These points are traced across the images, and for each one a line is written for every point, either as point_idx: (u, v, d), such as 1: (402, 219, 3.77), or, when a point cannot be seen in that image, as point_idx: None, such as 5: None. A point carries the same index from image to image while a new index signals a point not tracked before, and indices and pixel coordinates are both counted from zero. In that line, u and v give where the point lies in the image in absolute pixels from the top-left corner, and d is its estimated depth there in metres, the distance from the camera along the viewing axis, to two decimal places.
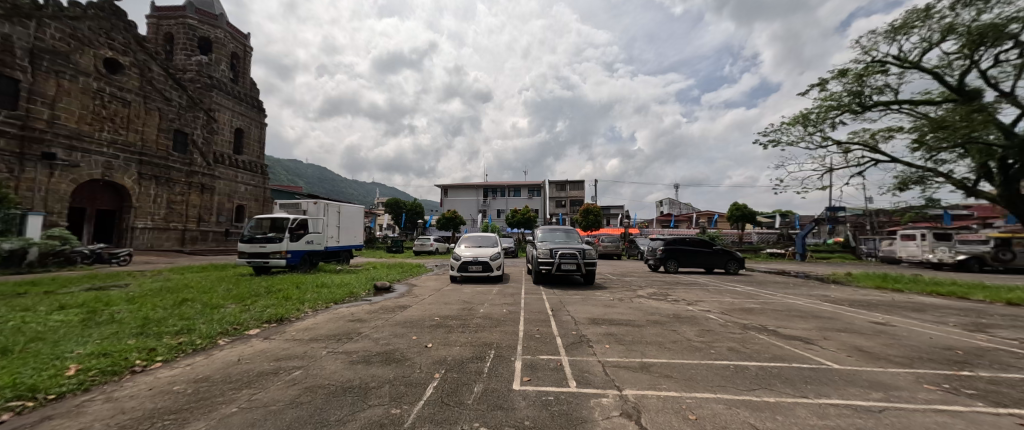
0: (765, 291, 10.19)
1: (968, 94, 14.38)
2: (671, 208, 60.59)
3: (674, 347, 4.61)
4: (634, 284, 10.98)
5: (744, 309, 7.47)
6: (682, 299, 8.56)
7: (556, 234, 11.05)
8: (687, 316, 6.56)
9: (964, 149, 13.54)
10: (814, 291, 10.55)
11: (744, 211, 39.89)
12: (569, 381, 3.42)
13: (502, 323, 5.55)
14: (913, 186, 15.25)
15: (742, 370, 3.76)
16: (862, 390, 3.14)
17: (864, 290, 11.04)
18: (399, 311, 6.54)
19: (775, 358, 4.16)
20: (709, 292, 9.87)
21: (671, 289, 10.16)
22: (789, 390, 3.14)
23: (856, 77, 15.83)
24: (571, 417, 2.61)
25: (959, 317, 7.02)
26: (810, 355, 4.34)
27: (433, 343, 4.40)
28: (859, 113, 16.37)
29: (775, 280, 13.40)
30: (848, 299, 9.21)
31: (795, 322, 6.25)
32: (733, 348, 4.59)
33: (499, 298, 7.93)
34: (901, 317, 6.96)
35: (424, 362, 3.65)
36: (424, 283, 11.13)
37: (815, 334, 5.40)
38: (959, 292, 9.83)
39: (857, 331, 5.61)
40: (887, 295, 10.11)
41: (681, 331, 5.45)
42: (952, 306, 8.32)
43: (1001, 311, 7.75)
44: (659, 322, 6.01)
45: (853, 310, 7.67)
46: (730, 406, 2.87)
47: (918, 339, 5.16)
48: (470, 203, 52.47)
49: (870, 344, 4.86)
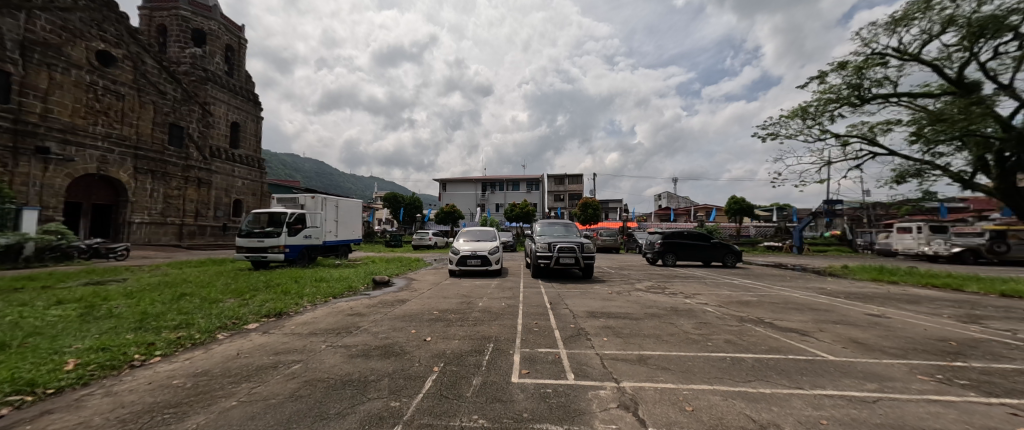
0: (763, 284, 10.25)
1: (967, 86, 14.43)
2: (671, 202, 60.68)
3: (672, 340, 4.66)
4: (632, 278, 11.03)
5: (742, 301, 7.55)
6: (680, 292, 8.62)
7: (555, 228, 11.06)
8: (684, 309, 6.60)
9: (962, 143, 13.76)
10: (811, 284, 10.61)
11: (742, 204, 40.03)
12: (566, 374, 3.45)
13: (501, 317, 5.58)
14: (910, 179, 15.34)
15: (739, 361, 3.81)
16: (857, 381, 3.17)
17: (860, 283, 11.11)
18: (398, 305, 6.55)
19: (771, 351, 4.19)
20: (707, 285, 9.94)
21: (669, 282, 10.20)
22: (784, 382, 3.18)
23: (855, 69, 15.81)
24: (570, 409, 2.64)
25: (953, 309, 7.11)
26: (806, 346, 4.38)
27: (432, 336, 4.41)
28: (858, 106, 16.41)
29: (773, 273, 13.48)
30: (845, 291, 9.30)
31: (792, 315, 6.31)
32: (730, 340, 4.63)
33: (499, 292, 7.95)
34: (897, 309, 7.00)
35: (423, 355, 3.67)
36: (423, 277, 11.17)
37: (811, 326, 5.46)
38: (953, 283, 9.94)
39: (852, 323, 5.67)
40: (883, 287, 10.19)
41: (678, 324, 5.50)
42: (947, 298, 8.41)
43: (995, 303, 7.85)
44: (657, 315, 6.06)
45: (849, 302, 7.74)
46: (726, 397, 2.90)
47: (913, 331, 5.21)
48: (469, 197, 52.47)
49: (864, 336, 4.91)
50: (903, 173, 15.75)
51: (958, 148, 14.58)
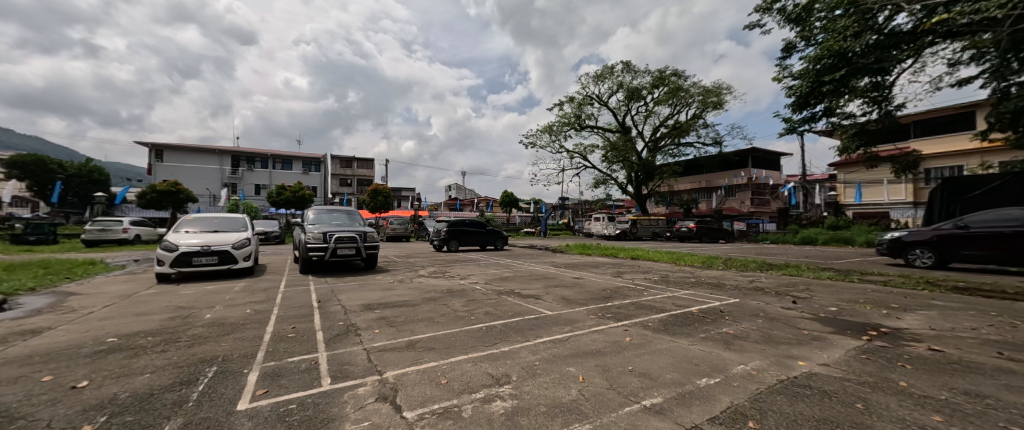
0: (519, 262, 12.63)
1: (625, 129, 22.72)
2: (458, 193, 65.65)
3: (442, 320, 4.95)
4: (416, 265, 11.20)
5: (502, 277, 9.01)
6: (456, 274, 9.41)
7: (336, 216, 9.78)
8: (458, 289, 7.21)
9: (623, 163, 22.13)
10: (548, 259, 13.92)
11: (511, 198, 48.17)
12: (321, 380, 3.02)
13: (239, 329, 4.37)
14: (602, 185, 22.81)
15: (491, 329, 4.43)
16: (561, 327, 4.30)
17: (575, 256, 15.50)
18: (25, 341, 4.05)
19: (515, 315, 5.11)
20: (480, 266, 11.30)
21: (444, 267, 10.94)
22: (518, 338, 3.92)
23: (578, 104, 21.84)
24: (316, 419, 2.32)
25: (617, 268, 10.98)
26: (537, 307, 5.61)
27: (94, 379, 2.92)
28: (579, 130, 22.76)
29: (528, 252, 16.85)
30: (567, 263, 12.71)
31: (533, 284, 8.02)
32: (488, 312, 5.36)
33: (243, 296, 6.26)
34: (591, 272, 10.15)
35: (62, 413, 2.36)
36: (100, 288, 7.41)
37: (542, 291, 7.08)
38: (616, 252, 15.33)
39: (566, 285, 7.76)
40: (586, 258, 14.52)
41: (450, 304, 5.91)
42: (617, 262, 12.90)
43: (637, 263, 12.64)
44: (433, 298, 6.31)
45: (568, 270, 10.63)
46: (476, 362, 3.28)
47: (595, 286, 7.66)
48: (209, 174, 39.14)
49: (569, 293, 6.79)
50: (598, 181, 23.12)
51: (621, 167, 22.80)
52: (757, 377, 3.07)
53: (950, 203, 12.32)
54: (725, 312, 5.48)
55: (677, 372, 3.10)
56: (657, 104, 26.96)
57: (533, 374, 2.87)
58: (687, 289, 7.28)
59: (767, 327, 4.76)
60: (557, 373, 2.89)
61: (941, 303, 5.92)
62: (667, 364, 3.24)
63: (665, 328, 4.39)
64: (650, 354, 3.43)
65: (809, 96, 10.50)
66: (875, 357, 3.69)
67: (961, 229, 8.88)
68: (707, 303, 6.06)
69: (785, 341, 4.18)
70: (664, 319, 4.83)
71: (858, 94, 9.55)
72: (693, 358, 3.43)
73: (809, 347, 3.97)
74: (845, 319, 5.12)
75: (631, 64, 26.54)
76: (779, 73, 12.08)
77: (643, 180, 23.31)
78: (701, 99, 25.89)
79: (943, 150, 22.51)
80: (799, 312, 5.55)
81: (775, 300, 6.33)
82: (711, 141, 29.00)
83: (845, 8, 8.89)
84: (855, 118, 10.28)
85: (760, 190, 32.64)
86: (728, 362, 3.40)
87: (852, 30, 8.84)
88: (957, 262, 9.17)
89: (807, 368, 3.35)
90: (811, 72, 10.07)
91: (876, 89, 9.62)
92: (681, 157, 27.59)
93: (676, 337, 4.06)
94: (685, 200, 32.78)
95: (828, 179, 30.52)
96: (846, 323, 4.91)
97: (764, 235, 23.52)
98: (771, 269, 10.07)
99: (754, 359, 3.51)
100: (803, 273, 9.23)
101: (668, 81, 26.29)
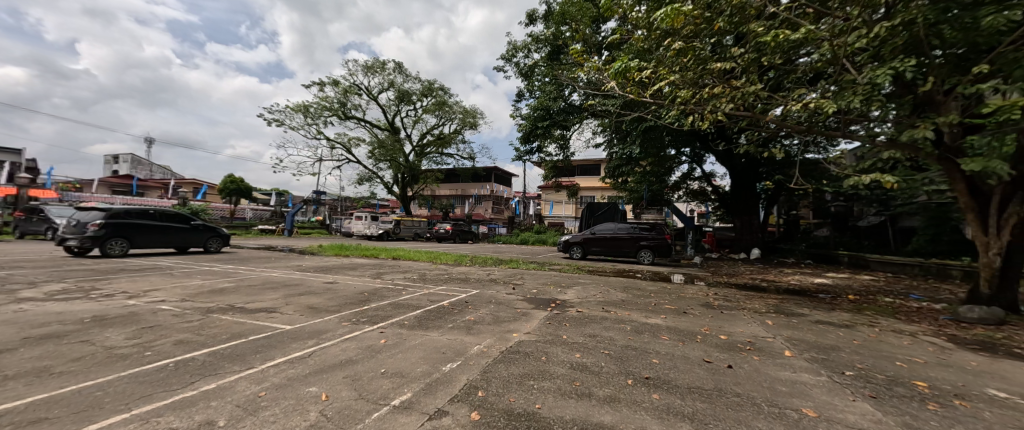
0: (246, 268, 10.03)
1: (395, 129, 22.73)
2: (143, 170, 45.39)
3: (83, 365, 3.18)
4: (28, 282, 6.80)
5: (215, 290, 6.84)
6: (122, 292, 6.36)
7: None
8: (125, 315, 4.88)
9: (391, 162, 22.04)
10: (290, 262, 11.78)
11: (240, 186, 37.85)
12: None
13: None
14: (366, 182, 21.72)
15: (192, 360, 3.26)
16: (301, 342, 3.70)
17: (326, 258, 13.85)
18: None
19: (233, 337, 3.97)
20: (174, 276, 8.17)
21: (104, 281, 7.27)
22: (236, 367, 3.06)
23: (343, 91, 20.03)
24: None
25: (372, 269, 10.59)
26: (270, 323, 4.59)
27: None
28: (343, 119, 20.84)
29: (260, 255, 13.63)
30: (314, 266, 11.18)
31: (264, 294, 6.52)
32: (185, 339, 3.90)
33: None
34: (343, 275, 9.33)
35: None
36: None
37: (279, 302, 5.88)
38: (375, 253, 14.81)
39: (313, 292, 6.79)
40: (341, 260, 13.30)
41: (104, 339, 3.89)
42: (373, 263, 12.43)
43: (393, 263, 12.57)
44: (59, 336, 3.96)
45: (314, 274, 9.33)
46: (155, 414, 2.30)
47: (348, 290, 7.10)
48: None
49: (317, 301, 5.98)
50: (363, 178, 21.87)
51: (389, 167, 22.58)
52: (487, 353, 3.70)
53: (588, 220, 18.80)
54: (469, 302, 6.31)
55: (426, 363, 3.28)
56: (426, 113, 28.32)
57: (255, 410, 2.32)
58: (437, 286, 7.90)
59: (495, 311, 5.77)
60: (290, 399, 2.45)
61: (583, 280, 9.05)
62: (418, 358, 3.38)
63: (418, 325, 4.58)
64: (402, 351, 3.50)
65: (529, 135, 14.17)
66: (553, 321, 5.18)
67: (593, 234, 13.82)
68: (456, 296, 6.82)
69: (507, 319, 5.23)
70: (418, 316, 5.04)
71: (554, 140, 13.61)
72: (441, 348, 3.75)
73: (520, 322, 5.10)
74: (540, 297, 6.97)
75: (403, 67, 26.72)
76: (514, 113, 15.51)
77: (410, 182, 23.92)
78: (462, 116, 29.06)
79: (587, 185, 34.65)
80: (515, 295, 7.08)
81: (504, 288, 7.88)
82: (467, 156, 32.39)
83: (550, 78, 12.67)
84: (551, 157, 14.39)
85: (497, 201, 40.06)
86: (467, 345, 3.92)
87: (552, 94, 12.69)
88: (591, 255, 14.19)
89: (518, 337, 4.33)
90: (531, 117, 13.56)
91: (563, 140, 13.67)
92: (444, 166, 30.03)
93: (428, 331, 4.31)
94: (443, 205, 35.75)
95: (536, 197, 41.09)
96: (540, 300, 6.66)
97: (498, 236, 29.07)
98: (496, 264, 12.34)
99: (483, 338, 4.22)
100: (520, 266, 11.87)
101: (435, 94, 28.21)
